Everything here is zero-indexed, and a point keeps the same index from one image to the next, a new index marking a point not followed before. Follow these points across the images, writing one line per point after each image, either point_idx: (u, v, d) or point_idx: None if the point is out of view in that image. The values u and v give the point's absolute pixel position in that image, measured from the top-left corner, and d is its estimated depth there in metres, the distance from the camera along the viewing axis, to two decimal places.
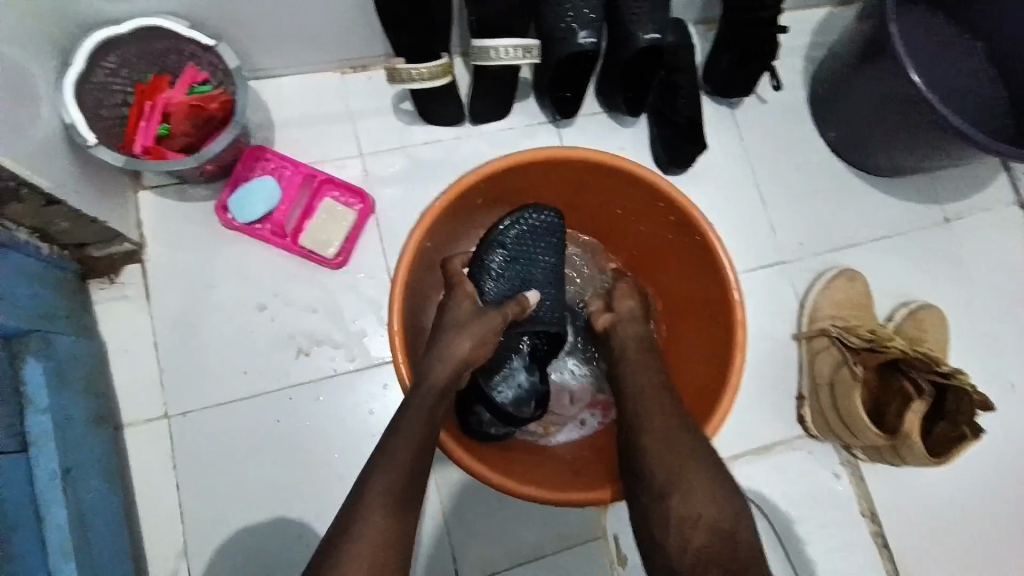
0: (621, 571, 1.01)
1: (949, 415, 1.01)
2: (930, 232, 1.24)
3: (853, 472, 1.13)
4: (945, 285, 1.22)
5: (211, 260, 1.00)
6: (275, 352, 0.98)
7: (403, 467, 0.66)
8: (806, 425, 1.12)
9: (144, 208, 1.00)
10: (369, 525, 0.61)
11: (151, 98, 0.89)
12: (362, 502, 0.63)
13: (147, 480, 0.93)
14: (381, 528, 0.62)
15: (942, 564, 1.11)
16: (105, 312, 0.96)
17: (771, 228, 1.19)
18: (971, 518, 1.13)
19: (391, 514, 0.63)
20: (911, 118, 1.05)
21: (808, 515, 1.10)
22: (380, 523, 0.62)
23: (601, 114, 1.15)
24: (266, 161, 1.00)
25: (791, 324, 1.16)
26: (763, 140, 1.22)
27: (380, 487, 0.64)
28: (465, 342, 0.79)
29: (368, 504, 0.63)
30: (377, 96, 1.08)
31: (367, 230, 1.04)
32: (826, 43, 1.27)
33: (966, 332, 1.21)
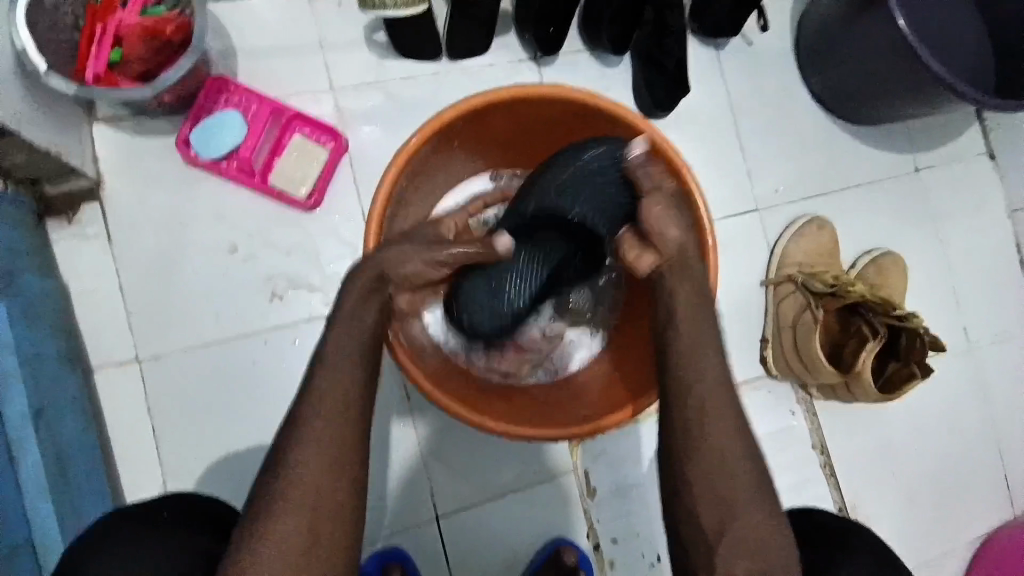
0: (592, 501, 1.07)
1: (902, 355, 1.08)
2: (899, 182, 1.27)
3: (808, 410, 1.20)
4: (908, 234, 1.26)
5: (176, 201, 0.95)
6: (250, 295, 0.97)
7: (340, 393, 0.64)
8: (769, 366, 1.18)
9: (100, 141, 0.94)
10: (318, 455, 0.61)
11: (103, 19, 0.82)
12: (308, 431, 0.61)
13: (124, 421, 0.93)
14: (318, 462, 0.60)
15: (881, 489, 1.21)
16: (66, 251, 0.92)
17: (749, 176, 1.20)
18: (911, 450, 1.23)
19: (338, 436, 0.62)
20: (893, 65, 1.05)
21: (765, 449, 1.18)
22: (326, 442, 0.61)
23: (585, 52, 1.11)
24: (228, 92, 0.94)
25: (762, 270, 1.20)
26: (747, 84, 1.20)
27: (320, 412, 0.62)
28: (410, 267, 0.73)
29: (317, 434, 0.61)
30: (348, 24, 1.01)
31: (343, 171, 1.00)
32: None
33: (923, 280, 1.27)
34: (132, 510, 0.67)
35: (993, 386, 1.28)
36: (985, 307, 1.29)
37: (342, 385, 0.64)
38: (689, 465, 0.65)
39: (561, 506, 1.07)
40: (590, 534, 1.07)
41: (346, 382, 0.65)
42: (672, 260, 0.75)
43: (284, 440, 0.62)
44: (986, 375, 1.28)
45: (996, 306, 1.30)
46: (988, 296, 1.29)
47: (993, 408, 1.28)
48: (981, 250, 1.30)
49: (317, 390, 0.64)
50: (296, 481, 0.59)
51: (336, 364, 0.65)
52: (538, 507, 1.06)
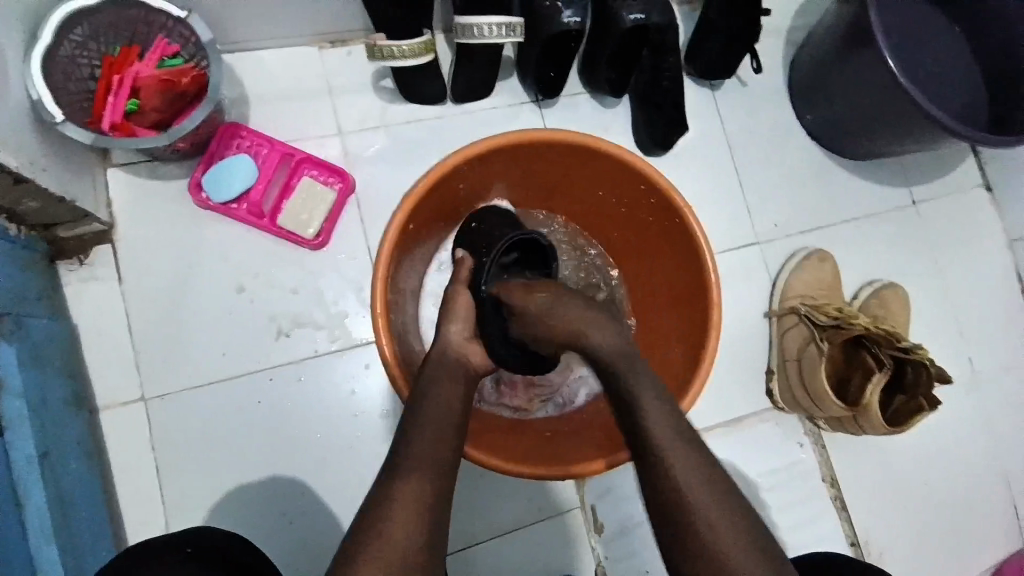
0: (599, 539, 1.06)
1: (907, 387, 1.08)
2: (896, 214, 1.29)
3: (816, 443, 1.19)
4: (908, 266, 1.28)
5: (186, 242, 0.97)
6: (256, 334, 0.98)
7: (425, 444, 0.66)
8: (775, 399, 1.18)
9: (113, 185, 0.96)
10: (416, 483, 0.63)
11: (120, 71, 0.85)
12: (397, 477, 0.64)
13: (127, 462, 0.92)
14: (416, 487, 0.63)
15: (893, 525, 1.19)
16: (76, 293, 0.94)
17: (748, 210, 1.22)
18: (922, 483, 1.21)
19: (427, 480, 0.64)
20: (883, 105, 1.09)
21: (773, 484, 1.16)
22: (415, 489, 0.63)
23: (584, 94, 1.15)
24: (240, 138, 0.97)
25: (764, 303, 1.21)
26: (742, 122, 1.24)
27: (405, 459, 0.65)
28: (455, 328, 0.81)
29: (420, 457, 0.65)
30: (356, 71, 1.05)
31: (349, 211, 1.02)
32: (806, 25, 1.28)
33: (925, 311, 1.27)
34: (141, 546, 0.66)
35: (1002, 417, 1.27)
36: (989, 337, 1.29)
37: (426, 434, 0.67)
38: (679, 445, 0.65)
39: (568, 544, 1.05)
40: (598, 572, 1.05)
41: (447, 404, 0.71)
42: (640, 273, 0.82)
43: (376, 493, 0.64)
44: (995, 406, 1.27)
45: (1000, 336, 1.30)
46: (991, 326, 1.30)
47: (1003, 439, 1.26)
48: (982, 280, 1.31)
49: (404, 446, 0.66)
50: (395, 506, 0.61)
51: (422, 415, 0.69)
52: (545, 545, 1.04)
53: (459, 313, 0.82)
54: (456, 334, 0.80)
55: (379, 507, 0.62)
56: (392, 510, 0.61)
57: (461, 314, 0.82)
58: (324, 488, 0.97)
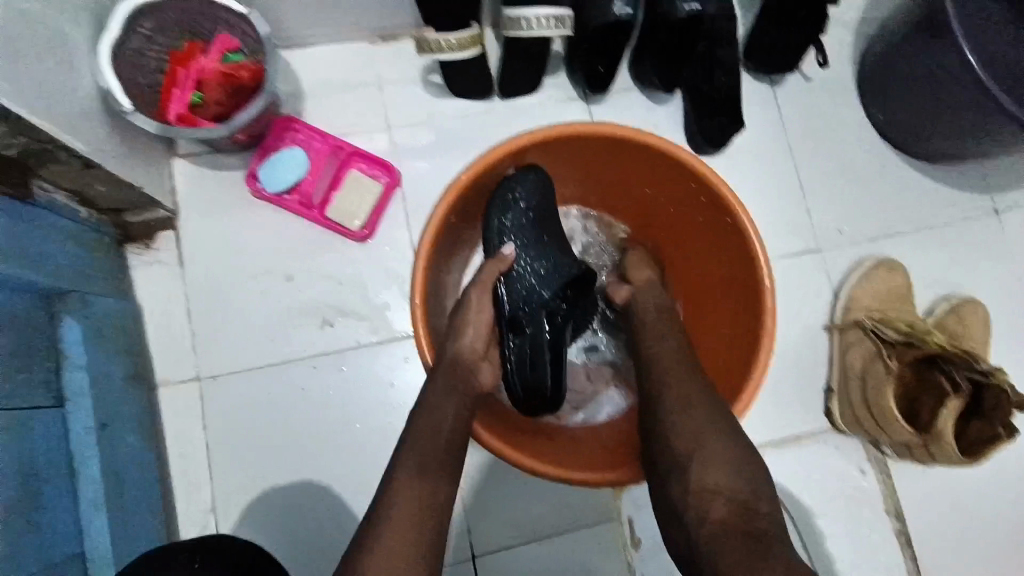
0: (635, 554, 1.01)
1: (985, 413, 0.97)
2: (981, 222, 1.17)
3: (880, 469, 1.09)
4: (993, 279, 1.16)
5: (241, 230, 1.02)
6: (301, 321, 1.00)
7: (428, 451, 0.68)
8: (833, 418, 1.09)
9: (178, 175, 1.02)
10: (414, 497, 0.64)
11: (185, 65, 0.89)
12: (403, 480, 0.65)
13: (178, 439, 0.97)
14: (415, 498, 0.64)
15: (968, 567, 1.07)
16: (140, 275, 0.99)
17: (809, 215, 1.15)
18: (1005, 522, 1.09)
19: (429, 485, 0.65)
20: (966, 106, 1.00)
21: (830, 511, 1.08)
22: (421, 495, 0.64)
23: (635, 91, 1.11)
24: (295, 130, 1.01)
25: (824, 314, 1.13)
26: (805, 121, 1.16)
27: (407, 462, 0.67)
28: (469, 334, 0.80)
29: (418, 471, 0.66)
30: (406, 67, 1.07)
31: (394, 204, 1.04)
32: (879, 17, 1.19)
33: (1012, 330, 1.15)
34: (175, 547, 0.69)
35: None
36: None
37: (432, 440, 0.69)
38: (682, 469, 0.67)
39: (602, 556, 1.01)
40: None
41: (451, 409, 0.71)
42: (642, 284, 0.86)
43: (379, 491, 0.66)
44: None
45: None
46: None
47: None
48: None
49: (410, 453, 0.67)
50: (394, 516, 0.62)
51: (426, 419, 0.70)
52: (578, 555, 1.01)
53: (480, 318, 0.82)
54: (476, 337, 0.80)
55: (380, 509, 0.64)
56: (394, 511, 0.63)
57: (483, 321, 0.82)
58: (360, 478, 0.97)
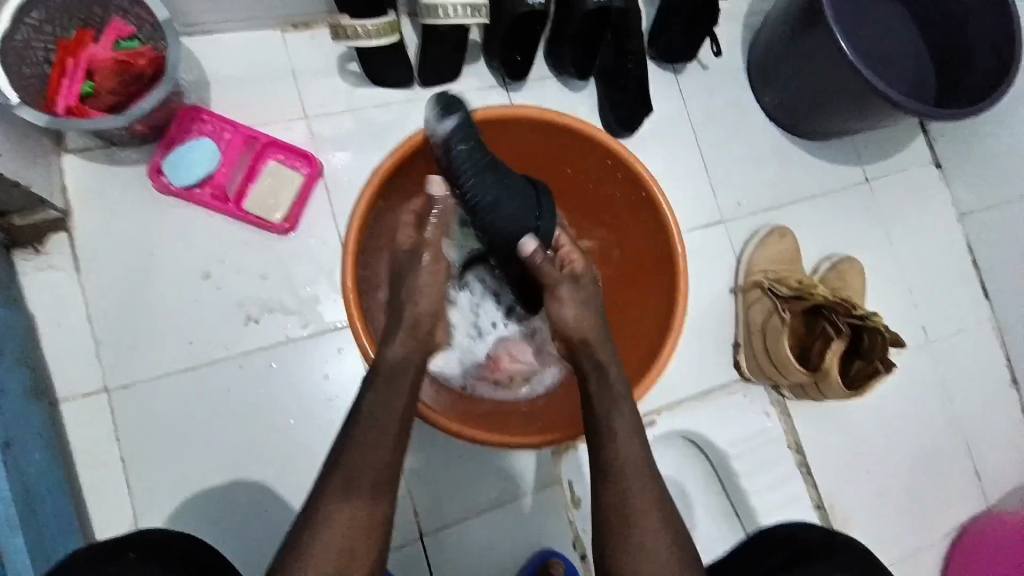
0: (575, 514, 1.08)
1: (864, 353, 1.13)
2: (852, 191, 1.34)
3: (782, 412, 1.24)
4: (863, 240, 1.33)
5: (147, 229, 0.95)
6: (224, 320, 0.96)
7: (371, 464, 0.68)
8: (741, 370, 1.22)
9: (69, 171, 0.93)
10: (350, 496, 0.66)
11: (75, 54, 0.83)
12: (341, 495, 0.66)
13: (92, 453, 0.90)
14: (354, 501, 0.66)
15: (856, 488, 1.24)
16: (31, 282, 0.91)
17: (711, 189, 1.26)
18: (883, 446, 1.27)
19: (368, 502, 0.66)
20: (839, 86, 1.13)
21: (742, 453, 1.20)
22: (358, 491, 0.66)
23: (550, 77, 1.16)
24: (202, 121, 0.96)
25: (729, 278, 1.25)
26: (703, 103, 1.27)
27: (352, 467, 0.67)
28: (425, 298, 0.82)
29: (357, 471, 0.67)
30: (320, 55, 1.05)
31: (317, 195, 1.02)
32: (762, 10, 1.32)
33: (880, 281, 1.33)
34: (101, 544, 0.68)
35: (955, 380, 1.33)
36: (940, 305, 1.36)
37: (375, 449, 0.69)
38: (599, 488, 0.72)
39: (544, 520, 1.07)
40: (576, 545, 1.07)
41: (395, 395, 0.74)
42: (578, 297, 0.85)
43: (317, 490, 0.67)
44: (948, 370, 1.33)
45: (953, 304, 1.36)
46: (942, 295, 1.36)
47: (957, 402, 1.33)
48: (932, 252, 1.37)
49: (348, 452, 0.68)
50: (336, 516, 0.65)
51: (370, 421, 0.71)
52: (521, 523, 1.06)
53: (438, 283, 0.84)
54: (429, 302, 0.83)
55: (314, 520, 0.64)
56: (337, 504, 0.65)
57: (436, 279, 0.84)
58: (301, 473, 0.96)
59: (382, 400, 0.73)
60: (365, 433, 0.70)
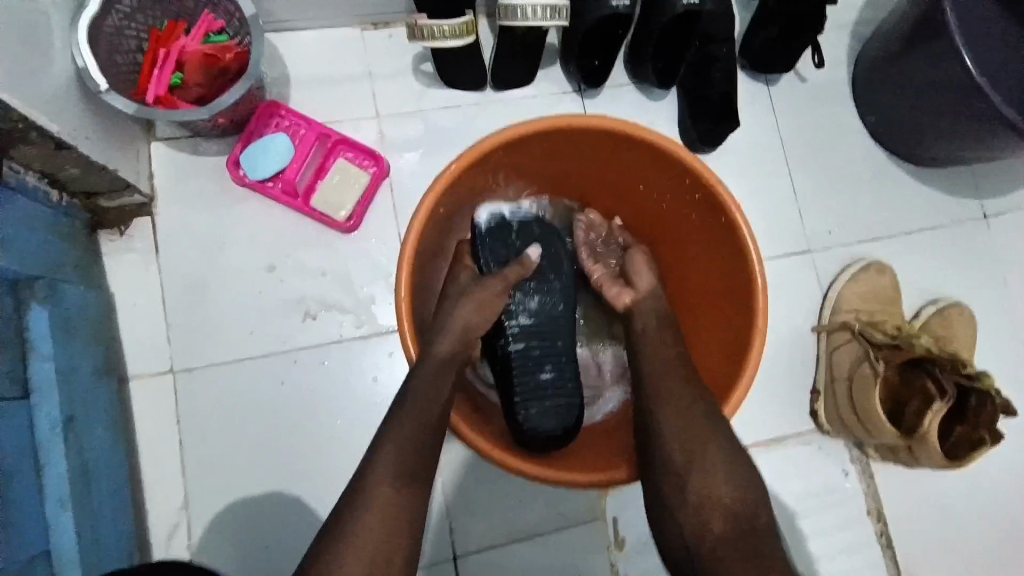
0: (618, 555, 1.00)
1: (971, 419, 0.98)
2: (967, 228, 1.18)
3: (863, 471, 1.10)
4: (977, 286, 1.17)
5: (220, 219, 0.98)
6: (282, 314, 0.97)
7: (405, 459, 0.64)
8: (818, 420, 1.09)
9: (155, 159, 0.98)
10: (381, 500, 0.62)
11: (166, 45, 0.87)
12: (374, 496, 0.62)
13: (150, 433, 0.93)
14: (384, 505, 0.62)
15: (946, 569, 1.09)
16: (113, 263, 0.95)
17: (800, 216, 1.14)
18: (982, 525, 1.11)
19: (401, 503, 0.63)
20: (962, 111, 0.99)
21: (813, 512, 1.08)
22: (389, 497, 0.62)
23: (630, 86, 1.10)
24: (279, 117, 0.97)
25: (812, 316, 1.13)
26: (798, 121, 1.16)
27: (386, 469, 0.64)
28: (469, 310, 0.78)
29: (390, 473, 0.64)
30: (396, 54, 1.04)
31: (381, 196, 1.01)
32: (874, 20, 1.19)
33: (994, 335, 1.16)
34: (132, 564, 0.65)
35: None
36: None
37: (403, 457, 0.65)
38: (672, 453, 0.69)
39: (585, 557, 1.00)
40: None
41: (432, 396, 0.70)
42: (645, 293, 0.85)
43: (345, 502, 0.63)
44: None
45: None
46: None
47: None
48: None
49: (383, 453, 0.65)
50: (364, 522, 0.61)
51: (404, 422, 0.67)
52: (559, 556, 0.99)
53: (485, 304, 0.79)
54: (471, 320, 0.78)
55: (346, 524, 0.61)
56: (366, 510, 0.61)
57: (485, 303, 0.79)
58: (340, 475, 0.95)
59: (420, 402, 0.69)
60: (402, 427, 0.67)
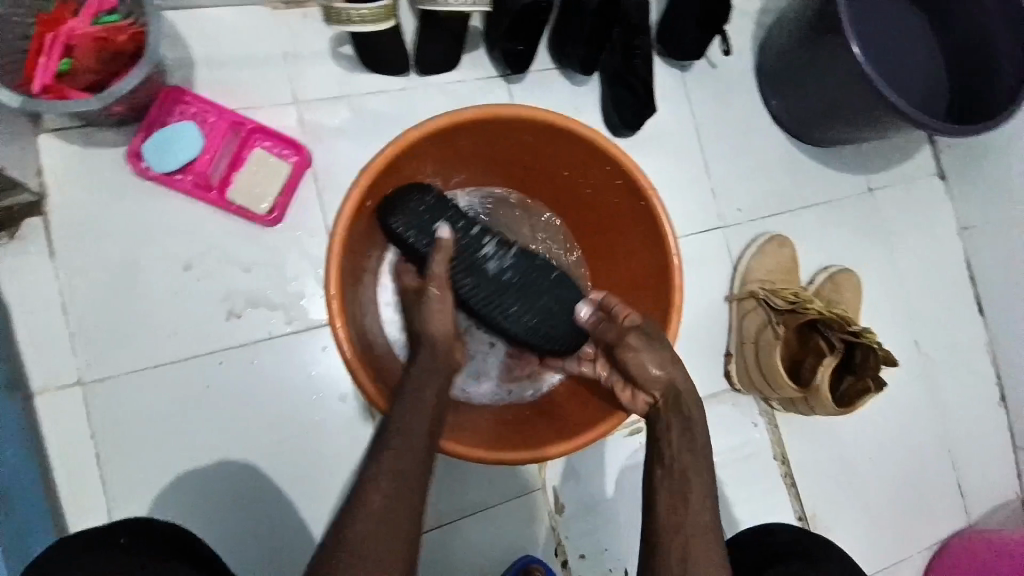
0: (559, 519, 1.07)
1: (857, 369, 1.12)
2: (855, 201, 1.32)
3: (770, 423, 1.23)
4: (863, 253, 1.31)
5: (126, 216, 0.91)
6: (206, 314, 0.93)
7: (405, 465, 0.68)
8: (732, 380, 1.21)
9: (43, 152, 0.89)
10: (381, 509, 0.64)
11: (55, 29, 0.79)
12: (373, 503, 0.64)
13: (65, 449, 0.87)
14: (387, 514, 0.64)
15: (839, 500, 1.25)
16: (3, 268, 0.87)
17: (713, 195, 1.23)
18: (867, 460, 1.28)
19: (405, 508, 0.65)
20: (850, 96, 1.09)
21: (729, 463, 1.20)
22: (392, 506, 0.65)
23: (554, 71, 1.12)
24: (185, 103, 0.91)
25: (725, 287, 1.22)
26: (709, 105, 1.23)
27: (383, 480, 0.66)
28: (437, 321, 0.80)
29: (387, 484, 0.66)
30: (312, 36, 0.99)
31: (306, 186, 0.98)
32: (776, 9, 1.27)
33: (877, 295, 1.31)
34: (86, 531, 0.66)
35: (943, 396, 1.33)
36: (935, 319, 1.35)
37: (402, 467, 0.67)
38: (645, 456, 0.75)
39: (529, 524, 1.06)
40: (559, 552, 1.06)
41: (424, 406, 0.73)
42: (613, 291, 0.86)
43: (344, 515, 0.65)
44: (937, 386, 1.33)
45: (947, 320, 1.36)
46: (937, 309, 1.35)
47: (942, 417, 1.33)
48: (930, 267, 1.36)
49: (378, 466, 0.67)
50: (365, 534, 0.62)
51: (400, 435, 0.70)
52: (504, 526, 1.05)
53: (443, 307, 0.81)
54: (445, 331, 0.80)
55: (346, 533, 0.62)
56: (366, 522, 0.63)
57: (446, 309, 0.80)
58: (282, 471, 0.94)
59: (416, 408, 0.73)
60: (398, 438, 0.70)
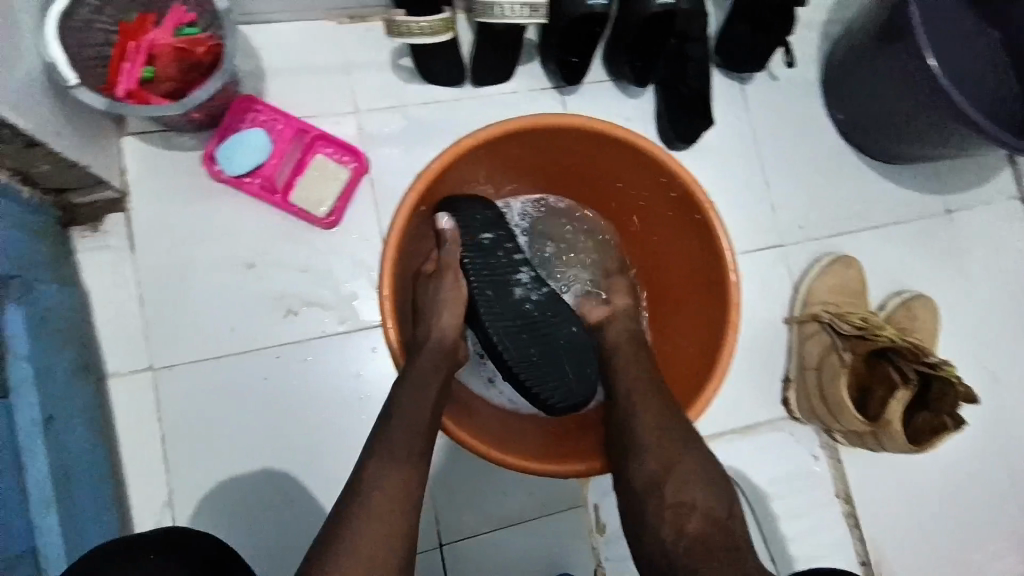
0: (600, 540, 1.03)
1: (932, 405, 1.03)
2: (929, 221, 1.23)
3: (831, 456, 1.14)
4: (938, 277, 1.22)
5: (195, 215, 0.97)
6: (262, 310, 0.97)
7: (402, 457, 0.69)
8: (790, 407, 1.13)
9: (128, 154, 0.96)
10: (379, 497, 0.66)
11: (136, 38, 0.84)
12: (367, 490, 0.66)
13: (128, 432, 0.92)
14: (382, 502, 0.65)
15: (907, 546, 1.14)
16: (86, 259, 0.94)
17: (772, 210, 1.18)
18: (941, 504, 1.16)
19: (399, 498, 0.66)
20: (924, 110, 1.03)
21: (784, 496, 1.12)
22: (389, 495, 0.66)
23: (607, 82, 1.11)
24: (256, 111, 0.96)
25: (783, 307, 1.16)
26: (769, 118, 1.19)
27: (378, 467, 0.68)
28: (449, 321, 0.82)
29: (384, 473, 0.67)
30: (374, 48, 1.04)
31: (361, 191, 1.01)
32: (843, 19, 1.22)
33: (954, 323, 1.21)
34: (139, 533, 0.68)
35: None
36: (1021, 353, 1.23)
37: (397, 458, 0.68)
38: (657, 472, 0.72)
39: (568, 542, 1.02)
40: (597, 574, 1.02)
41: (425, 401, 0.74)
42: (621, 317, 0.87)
43: (342, 500, 0.66)
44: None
45: None
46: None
47: None
48: (1016, 295, 1.24)
49: (375, 454, 0.69)
50: (361, 519, 0.64)
51: (398, 425, 0.71)
52: (542, 541, 1.02)
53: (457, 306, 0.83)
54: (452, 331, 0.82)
55: (344, 518, 0.64)
56: (364, 510, 0.64)
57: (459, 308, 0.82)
58: (323, 468, 0.96)
59: (415, 401, 0.73)
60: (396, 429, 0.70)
